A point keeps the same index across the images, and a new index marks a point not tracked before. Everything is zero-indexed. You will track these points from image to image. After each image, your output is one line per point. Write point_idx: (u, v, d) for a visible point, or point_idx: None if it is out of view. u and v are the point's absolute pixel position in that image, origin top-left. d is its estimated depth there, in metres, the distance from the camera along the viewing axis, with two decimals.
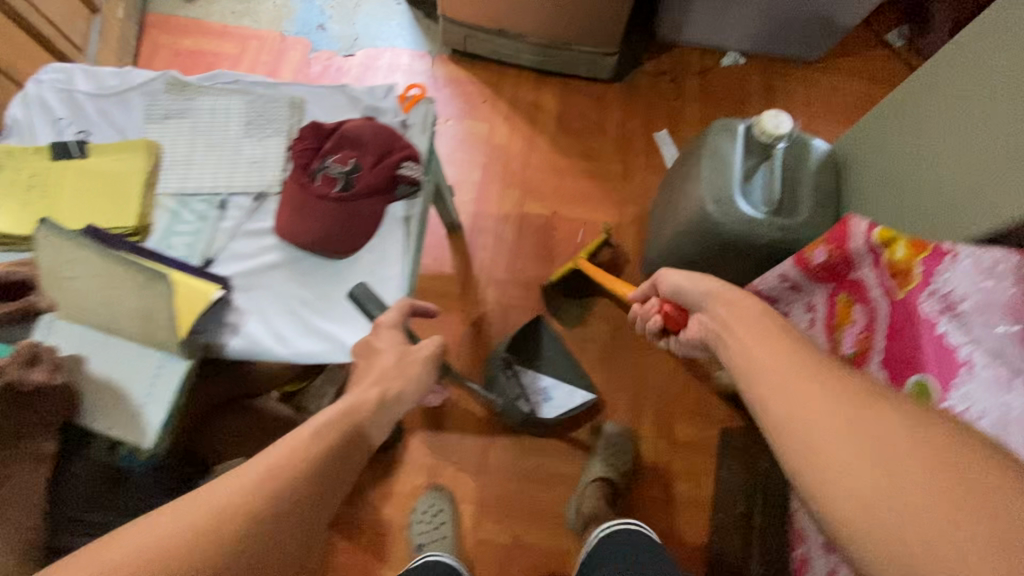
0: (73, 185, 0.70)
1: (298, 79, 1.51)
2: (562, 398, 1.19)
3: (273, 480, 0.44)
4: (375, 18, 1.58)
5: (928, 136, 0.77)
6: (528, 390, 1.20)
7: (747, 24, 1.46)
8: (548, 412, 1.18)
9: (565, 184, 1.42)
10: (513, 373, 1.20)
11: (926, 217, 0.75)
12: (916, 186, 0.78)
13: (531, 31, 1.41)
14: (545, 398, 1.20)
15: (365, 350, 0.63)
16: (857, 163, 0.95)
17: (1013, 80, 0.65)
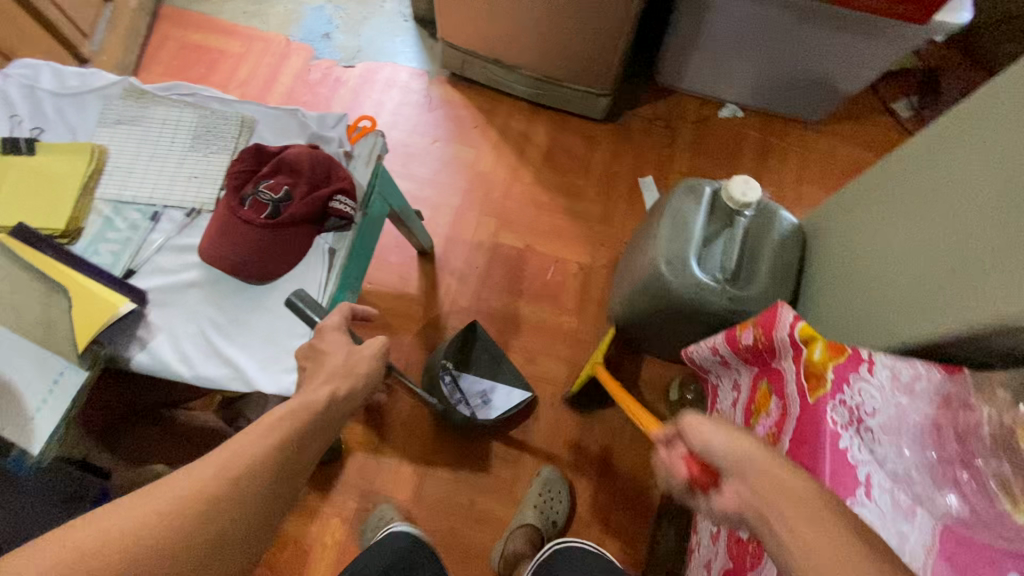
0: (12, 180, 0.70)
1: (297, 84, 1.52)
2: (500, 399, 1.19)
3: (223, 481, 0.45)
4: (381, 32, 1.59)
5: (887, 232, 0.75)
6: (469, 394, 1.20)
7: (748, 80, 1.44)
8: (486, 416, 1.17)
9: (543, 218, 1.42)
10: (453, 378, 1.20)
11: (872, 315, 0.73)
12: (861, 285, 0.77)
13: (527, 63, 1.42)
14: (484, 402, 1.19)
15: (312, 353, 0.62)
16: (820, 244, 0.93)
17: (965, 191, 0.62)
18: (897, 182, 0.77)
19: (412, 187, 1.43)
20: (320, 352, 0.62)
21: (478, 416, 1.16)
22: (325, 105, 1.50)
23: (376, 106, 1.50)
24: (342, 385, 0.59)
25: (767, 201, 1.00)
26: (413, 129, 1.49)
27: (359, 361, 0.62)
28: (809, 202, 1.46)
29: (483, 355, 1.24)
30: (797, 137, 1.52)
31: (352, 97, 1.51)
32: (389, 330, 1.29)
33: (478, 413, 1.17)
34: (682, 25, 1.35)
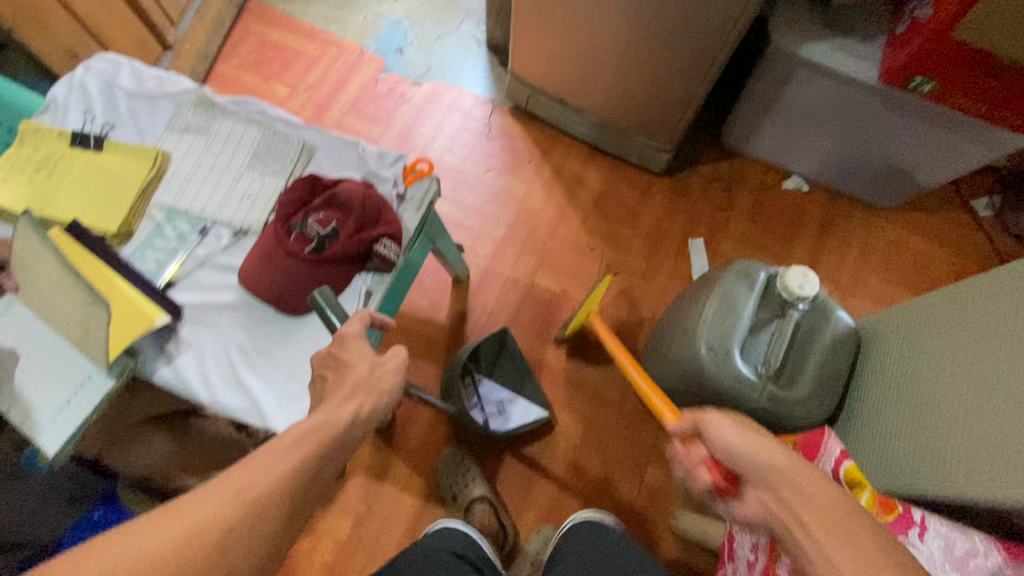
0: (77, 175, 0.71)
1: (363, 94, 1.54)
2: (515, 415, 1.18)
3: (238, 507, 0.44)
4: (453, 53, 1.60)
5: (967, 365, 0.68)
6: (486, 401, 1.20)
7: (818, 156, 1.38)
8: (498, 427, 1.17)
9: (584, 265, 1.39)
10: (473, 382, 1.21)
11: (938, 456, 0.66)
12: (914, 427, 0.72)
13: (593, 107, 1.40)
14: (499, 413, 1.19)
15: (334, 362, 0.59)
16: (873, 356, 0.87)
17: None
18: (968, 324, 0.71)
19: (458, 213, 1.42)
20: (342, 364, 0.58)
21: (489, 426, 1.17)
22: (386, 118, 1.52)
23: (435, 127, 1.51)
24: (366, 401, 0.55)
25: (824, 296, 0.94)
26: (468, 155, 1.48)
27: (381, 377, 0.59)
28: (866, 291, 1.38)
29: (509, 365, 1.23)
30: (862, 221, 1.44)
31: (414, 115, 1.52)
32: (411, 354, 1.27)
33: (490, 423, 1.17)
34: (757, 95, 1.30)
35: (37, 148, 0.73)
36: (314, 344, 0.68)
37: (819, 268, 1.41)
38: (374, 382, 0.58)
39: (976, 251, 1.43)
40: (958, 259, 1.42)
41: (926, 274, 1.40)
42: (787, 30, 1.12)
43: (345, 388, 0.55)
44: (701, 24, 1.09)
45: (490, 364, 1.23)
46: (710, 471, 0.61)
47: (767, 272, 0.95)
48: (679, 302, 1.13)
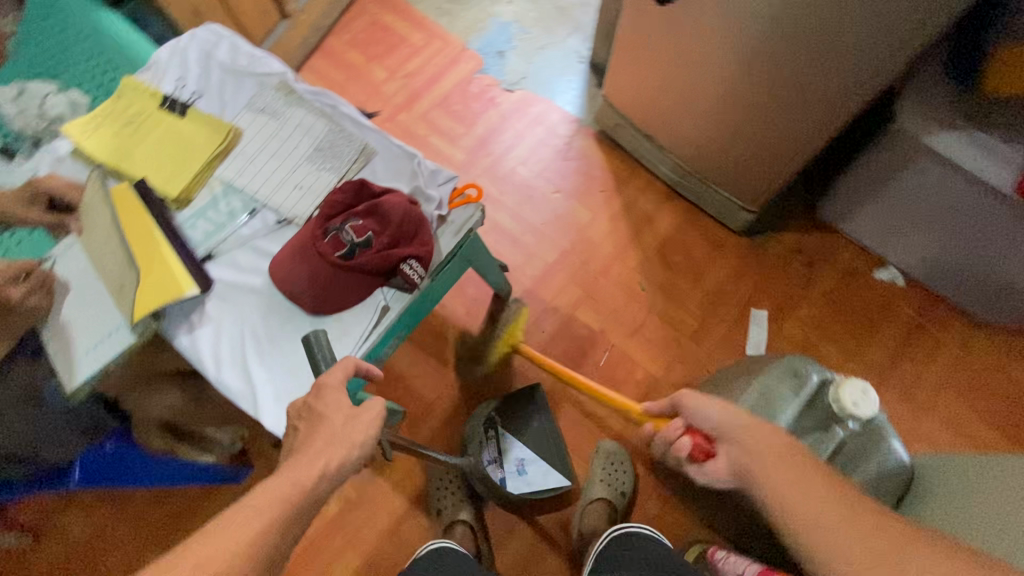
0: (157, 137, 0.77)
1: (454, 91, 1.56)
2: (534, 478, 1.14)
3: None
4: (552, 66, 1.58)
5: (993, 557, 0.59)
6: (505, 458, 1.16)
7: (922, 253, 1.22)
8: (514, 488, 1.13)
9: (630, 310, 1.32)
10: (495, 436, 1.16)
11: None
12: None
13: (679, 150, 1.33)
14: (518, 472, 1.15)
15: (309, 413, 0.58)
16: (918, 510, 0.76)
17: None
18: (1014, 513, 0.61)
19: (516, 228, 1.41)
20: (316, 415, 0.57)
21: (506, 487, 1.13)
22: (471, 119, 1.52)
23: (516, 137, 1.49)
24: (336, 456, 0.55)
25: (882, 420, 0.83)
26: (541, 172, 1.46)
27: (354, 428, 0.57)
28: (944, 414, 1.22)
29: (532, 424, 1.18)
30: (959, 335, 1.27)
31: (498, 121, 1.52)
32: (436, 358, 1.28)
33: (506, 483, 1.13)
34: (864, 173, 1.17)
35: (131, 104, 0.79)
36: None
37: (893, 375, 1.25)
38: (347, 432, 0.57)
39: None
40: None
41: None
42: (912, 111, 0.99)
43: (315, 445, 0.54)
44: (815, 86, 0.99)
45: (513, 415, 1.19)
46: (689, 436, 0.72)
47: (823, 376, 0.85)
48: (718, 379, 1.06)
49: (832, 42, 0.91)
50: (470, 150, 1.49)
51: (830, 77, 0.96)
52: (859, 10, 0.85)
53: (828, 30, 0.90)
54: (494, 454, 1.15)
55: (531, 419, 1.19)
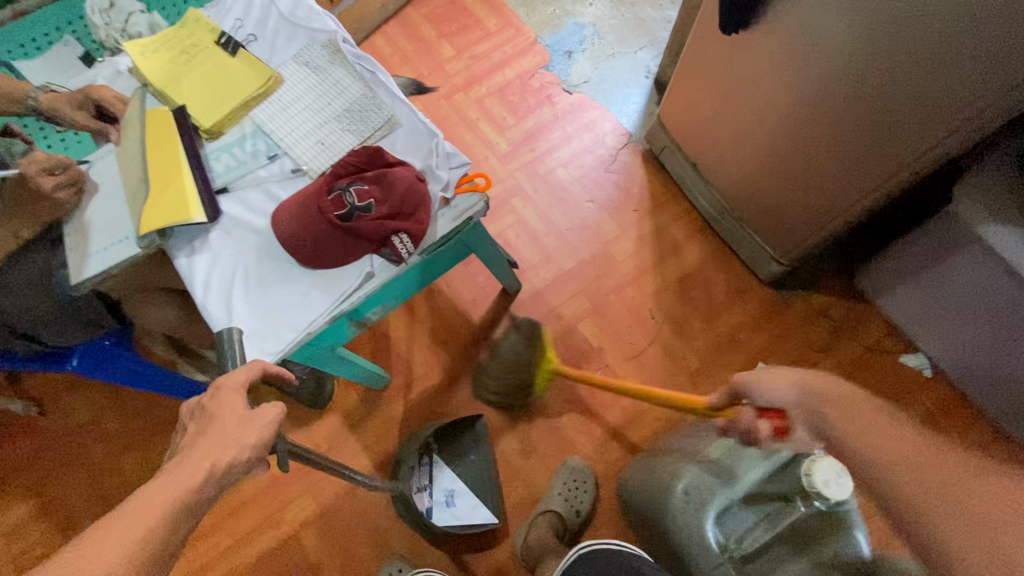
0: (205, 71, 0.81)
1: (514, 82, 1.57)
2: (461, 512, 1.12)
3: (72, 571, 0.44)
4: (617, 76, 1.57)
5: None
6: (436, 487, 1.14)
7: (953, 347, 1.14)
8: (440, 520, 1.11)
9: (634, 334, 1.30)
10: (427, 464, 1.15)
11: None
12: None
13: (721, 185, 1.29)
14: (446, 503, 1.13)
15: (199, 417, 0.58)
16: None
17: None
18: None
19: (541, 228, 1.41)
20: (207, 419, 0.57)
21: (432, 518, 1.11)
22: (523, 113, 1.54)
23: (562, 140, 1.50)
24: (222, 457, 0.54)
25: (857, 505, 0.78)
26: (579, 178, 1.46)
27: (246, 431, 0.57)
28: None
29: (467, 456, 1.17)
30: (978, 442, 1.18)
31: (549, 120, 1.53)
32: (431, 335, 1.30)
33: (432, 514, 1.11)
34: (909, 250, 1.10)
35: (191, 35, 0.84)
36: (302, 298, 0.71)
37: None
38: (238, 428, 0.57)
39: None
40: None
41: None
42: (968, 199, 0.92)
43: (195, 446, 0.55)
44: (869, 147, 0.94)
45: (451, 444, 1.18)
46: (767, 419, 0.68)
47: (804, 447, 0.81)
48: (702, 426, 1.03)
49: (896, 105, 0.86)
50: (515, 143, 1.50)
51: (889, 141, 0.91)
52: (930, 78, 0.80)
53: (894, 92, 0.85)
54: (423, 481, 1.14)
55: (466, 449, 1.17)
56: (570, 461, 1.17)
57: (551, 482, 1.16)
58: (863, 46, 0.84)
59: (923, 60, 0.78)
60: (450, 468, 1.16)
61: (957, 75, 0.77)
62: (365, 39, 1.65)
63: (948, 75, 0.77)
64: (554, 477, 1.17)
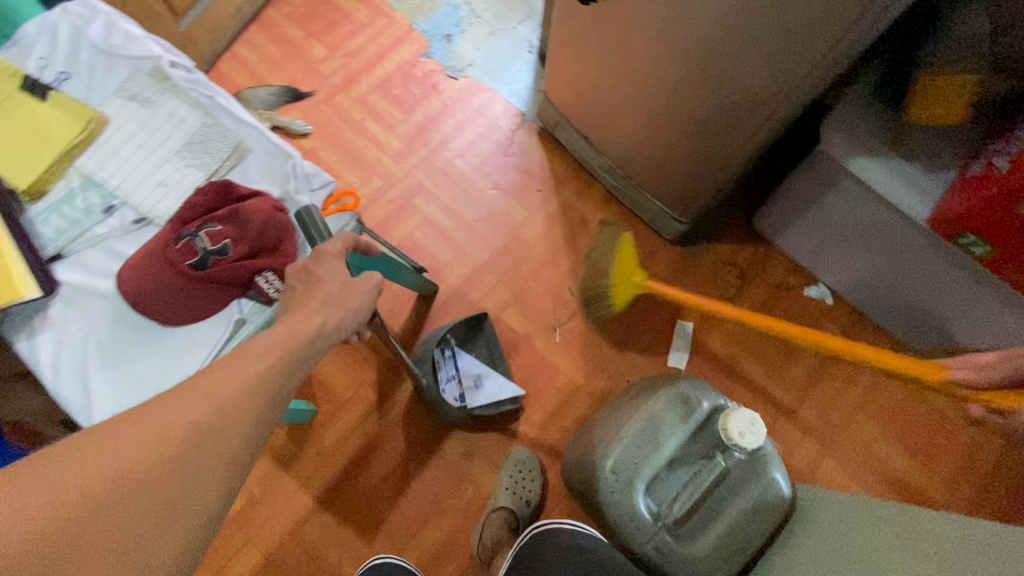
0: (9, 121, 0.71)
1: (396, 75, 1.50)
2: (491, 389, 1.17)
3: None
4: (500, 54, 1.53)
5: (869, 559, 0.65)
6: (462, 374, 1.19)
7: (849, 273, 1.22)
8: (474, 402, 1.16)
9: (557, 315, 1.30)
10: (451, 355, 1.20)
11: None
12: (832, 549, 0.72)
13: (615, 153, 1.30)
14: (476, 386, 1.18)
15: (304, 277, 0.64)
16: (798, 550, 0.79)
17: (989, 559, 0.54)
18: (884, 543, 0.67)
19: (449, 223, 1.37)
20: (313, 277, 0.64)
21: (466, 404, 1.15)
22: (410, 106, 1.48)
23: (456, 128, 1.46)
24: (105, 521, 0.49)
25: (766, 448, 0.83)
26: (479, 166, 1.42)
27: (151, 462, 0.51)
28: (856, 435, 1.23)
29: (481, 350, 1.26)
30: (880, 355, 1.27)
31: (439, 109, 1.47)
32: (353, 355, 1.25)
33: (466, 401, 1.16)
34: (796, 189, 1.14)
35: None
36: (170, 360, 0.65)
37: (812, 391, 1.26)
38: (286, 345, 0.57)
39: None
40: (979, 427, 1.22)
41: (935, 435, 1.23)
42: (836, 132, 0.96)
43: None
44: (740, 97, 0.96)
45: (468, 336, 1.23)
46: None
47: (713, 401, 0.86)
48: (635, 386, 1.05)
49: (755, 54, 0.88)
50: (408, 138, 1.45)
51: (755, 87, 0.93)
52: (779, 22, 0.81)
53: (751, 41, 0.86)
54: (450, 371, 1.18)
55: (477, 342, 1.26)
56: (517, 450, 1.17)
57: (507, 467, 1.15)
58: None
59: (769, 6, 0.80)
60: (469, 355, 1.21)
61: (806, 13, 0.77)
62: (226, 49, 1.52)
63: (797, 15, 0.78)
64: (501, 470, 1.17)
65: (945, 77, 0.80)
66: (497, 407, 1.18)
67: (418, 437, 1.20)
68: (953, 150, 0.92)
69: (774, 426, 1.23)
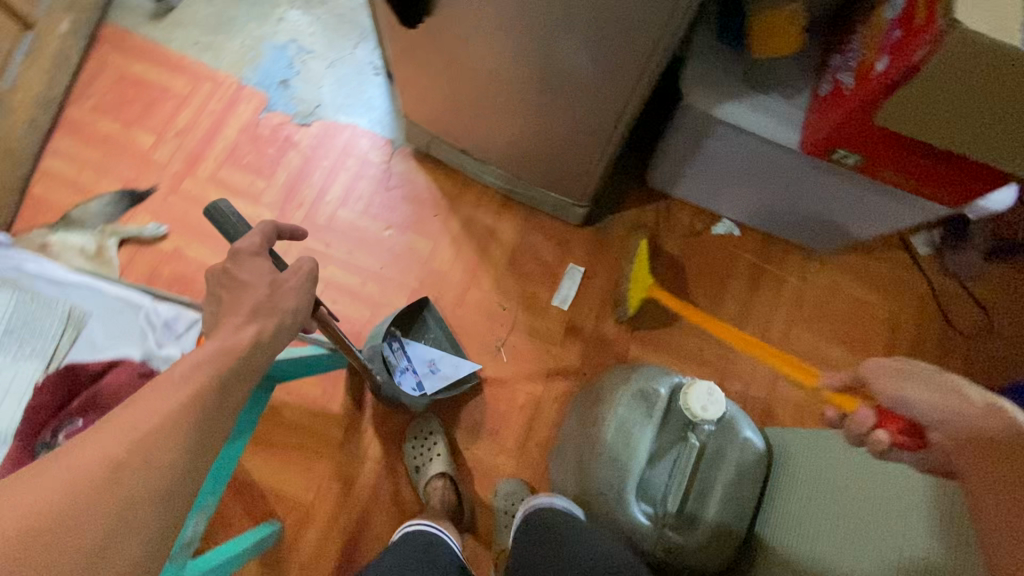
0: None
1: (242, 140, 1.37)
2: (447, 370, 1.14)
3: None
4: (346, 85, 1.42)
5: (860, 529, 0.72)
6: (415, 362, 1.16)
7: (746, 205, 1.27)
8: (432, 388, 1.14)
9: (495, 335, 1.26)
10: (400, 347, 1.16)
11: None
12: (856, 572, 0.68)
13: (497, 158, 1.26)
14: (432, 372, 1.15)
15: (231, 291, 0.61)
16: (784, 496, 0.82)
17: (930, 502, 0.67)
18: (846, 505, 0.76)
19: (355, 279, 1.28)
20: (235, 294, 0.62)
21: (426, 391, 1.13)
22: (270, 169, 1.35)
23: (327, 177, 1.35)
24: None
25: (731, 413, 0.85)
26: (365, 210, 1.33)
27: None
28: (798, 348, 1.31)
29: (437, 334, 1.21)
30: (794, 267, 1.36)
31: (302, 163, 1.36)
32: (301, 452, 1.15)
33: (424, 387, 1.14)
34: (676, 145, 1.16)
35: None
36: None
37: (749, 321, 1.32)
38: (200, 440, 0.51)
39: (912, 293, 1.36)
40: (891, 303, 1.35)
41: (861, 322, 1.33)
42: (694, 85, 0.97)
43: None
44: (599, 77, 0.94)
45: (412, 324, 1.21)
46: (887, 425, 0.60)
47: (669, 385, 0.87)
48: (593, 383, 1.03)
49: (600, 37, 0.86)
50: (279, 204, 1.32)
51: (613, 63, 0.90)
52: None
53: (591, 21, 0.84)
54: (402, 362, 1.15)
55: (432, 326, 1.22)
56: (504, 479, 1.15)
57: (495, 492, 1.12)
58: None
59: None
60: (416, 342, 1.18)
61: None
62: (34, 168, 1.31)
63: None
64: (493, 508, 1.14)
65: (775, 9, 0.85)
66: (456, 387, 1.17)
67: (400, 512, 1.13)
68: (803, 76, 0.96)
69: (727, 365, 1.29)
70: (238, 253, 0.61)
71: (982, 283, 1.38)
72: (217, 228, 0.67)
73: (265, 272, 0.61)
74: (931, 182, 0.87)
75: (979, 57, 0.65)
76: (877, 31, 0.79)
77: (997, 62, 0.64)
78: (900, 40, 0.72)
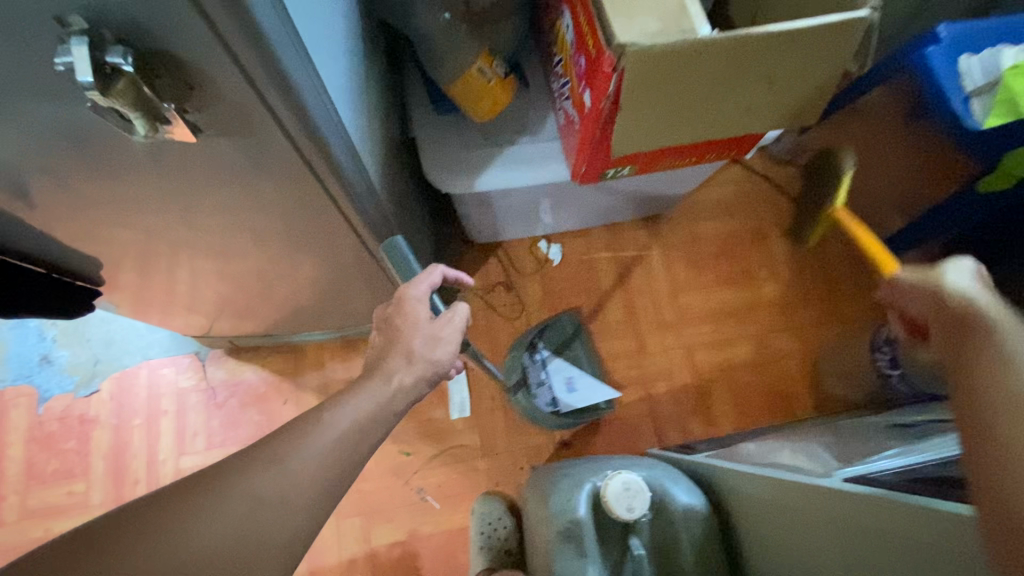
0: None
1: (31, 451, 1.14)
2: (585, 391, 1.16)
3: None
4: (116, 322, 1.21)
5: (789, 537, 0.63)
6: (553, 379, 1.17)
7: (568, 214, 1.19)
8: (566, 403, 1.15)
9: (414, 486, 1.13)
10: (541, 360, 1.18)
11: None
12: (792, 557, 0.63)
13: (309, 318, 1.11)
14: (568, 388, 1.16)
15: (388, 325, 0.64)
16: (743, 540, 0.75)
17: (800, 489, 0.60)
18: (766, 512, 0.68)
19: None
20: None
21: (558, 405, 1.14)
22: (81, 463, 1.13)
23: (150, 433, 1.15)
24: None
25: (656, 487, 0.77)
26: (208, 443, 1.15)
27: None
28: (693, 315, 1.25)
29: (573, 348, 1.21)
30: (648, 239, 1.30)
31: (114, 436, 1.14)
32: None
33: (559, 404, 1.14)
34: (464, 205, 1.06)
35: None
36: None
37: (640, 317, 1.25)
38: None
39: (762, 199, 1.33)
40: (750, 220, 1.32)
41: (735, 254, 1.29)
42: (437, 172, 0.85)
43: None
44: None
45: (547, 333, 1.21)
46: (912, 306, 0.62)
47: (584, 499, 0.77)
48: (535, 470, 0.96)
49: (297, 223, 0.71)
50: (111, 496, 1.11)
51: (329, 228, 0.74)
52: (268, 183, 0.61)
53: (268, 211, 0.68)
54: (541, 375, 1.16)
55: (569, 342, 1.21)
56: (476, 506, 1.10)
57: None
58: (187, 196, 0.63)
59: (239, 176, 0.59)
60: (558, 356, 1.19)
61: (280, 168, 0.58)
62: None
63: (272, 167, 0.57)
64: None
65: (462, 74, 0.75)
66: (589, 410, 1.16)
67: None
68: (537, 107, 0.87)
69: (644, 371, 1.21)
70: (405, 298, 0.64)
71: (812, 154, 1.36)
72: (399, 258, 0.74)
73: (425, 317, 0.63)
74: (709, 151, 0.77)
75: (658, 66, 0.57)
76: (566, 55, 0.70)
77: (673, 58, 0.57)
78: (587, 70, 0.64)
